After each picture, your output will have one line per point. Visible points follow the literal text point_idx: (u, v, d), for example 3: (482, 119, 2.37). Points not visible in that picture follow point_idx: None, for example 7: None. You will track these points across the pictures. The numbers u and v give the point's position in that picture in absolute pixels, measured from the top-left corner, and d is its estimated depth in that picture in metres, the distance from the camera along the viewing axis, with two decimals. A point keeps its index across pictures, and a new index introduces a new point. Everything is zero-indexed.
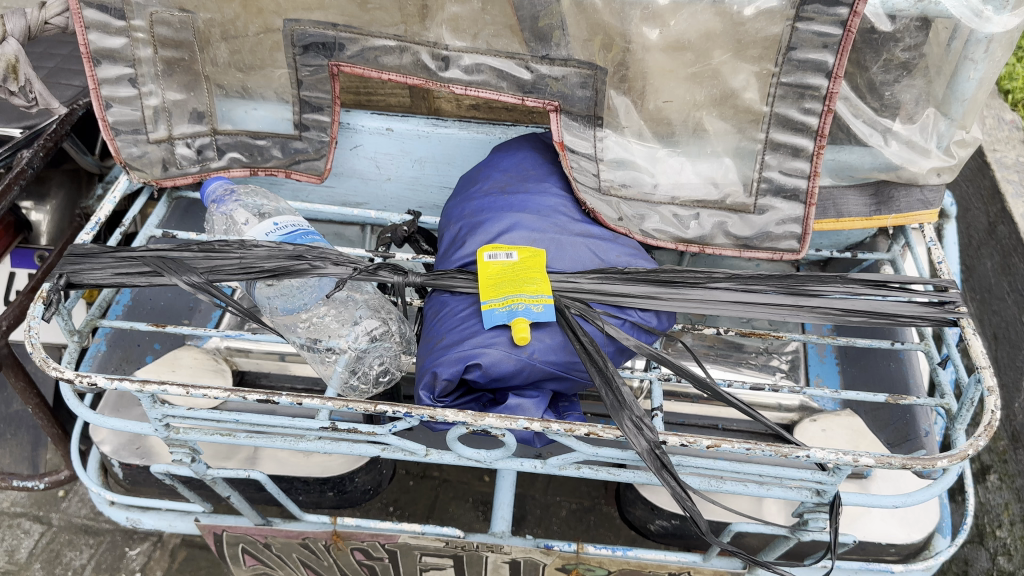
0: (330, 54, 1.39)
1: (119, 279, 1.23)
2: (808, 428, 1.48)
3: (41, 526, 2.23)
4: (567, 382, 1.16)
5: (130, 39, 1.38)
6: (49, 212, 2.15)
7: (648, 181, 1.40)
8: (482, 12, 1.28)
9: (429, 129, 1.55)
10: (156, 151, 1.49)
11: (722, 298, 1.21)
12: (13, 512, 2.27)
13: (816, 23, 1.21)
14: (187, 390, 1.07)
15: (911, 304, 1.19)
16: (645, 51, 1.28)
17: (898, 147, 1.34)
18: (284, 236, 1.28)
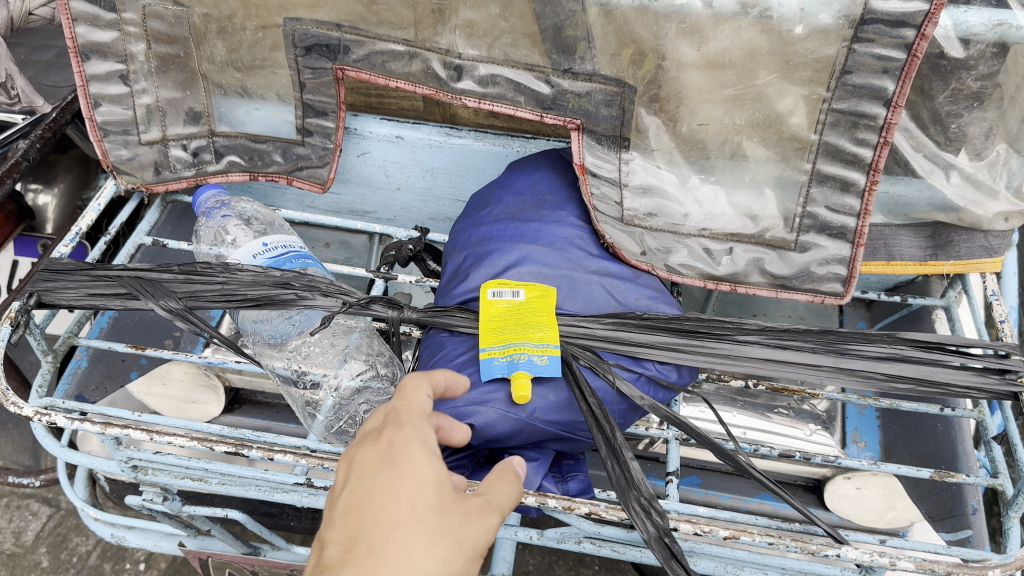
0: (334, 57, 1.27)
1: (94, 300, 1.13)
2: (841, 487, 1.38)
3: (50, 509, 2.26)
4: (571, 443, 1.05)
5: (121, 33, 1.27)
6: (57, 196, 2.06)
7: (677, 211, 1.26)
8: (499, 18, 1.15)
9: (441, 139, 1.42)
10: (148, 153, 1.39)
11: (753, 354, 1.08)
12: (24, 492, 2.29)
13: (877, 46, 1.06)
14: (151, 436, 0.98)
15: (964, 372, 1.04)
16: (680, 69, 1.14)
17: (960, 185, 1.19)
18: (271, 260, 1.17)
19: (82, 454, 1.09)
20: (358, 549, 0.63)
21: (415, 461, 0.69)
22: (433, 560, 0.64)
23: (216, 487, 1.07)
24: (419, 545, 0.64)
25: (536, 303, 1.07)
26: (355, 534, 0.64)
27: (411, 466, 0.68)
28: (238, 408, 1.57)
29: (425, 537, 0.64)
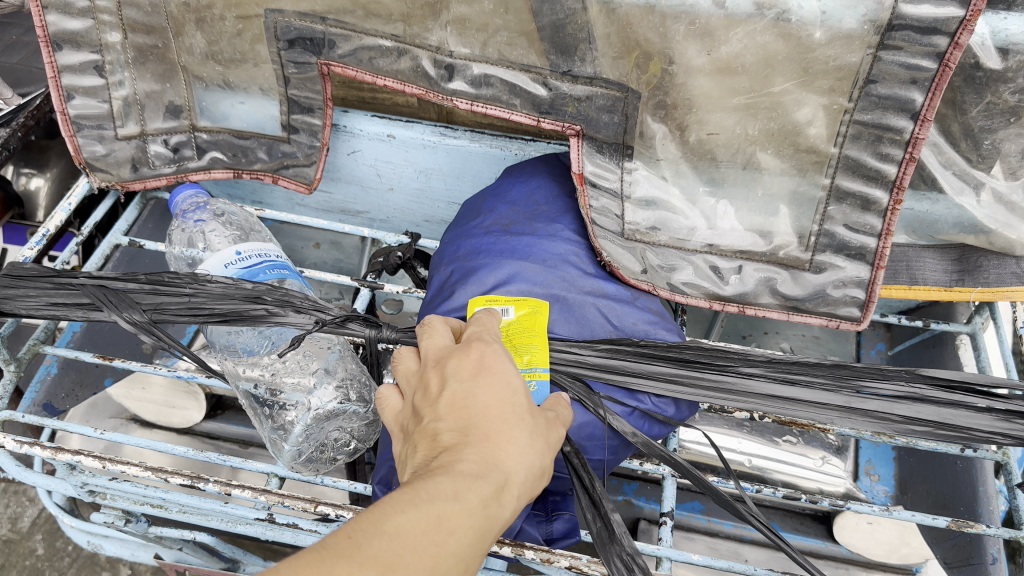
0: (319, 51, 1.19)
1: (54, 310, 1.06)
2: (851, 520, 1.28)
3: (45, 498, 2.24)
4: (556, 480, 0.97)
5: (95, 21, 1.19)
6: (48, 181, 1.97)
7: (683, 225, 1.17)
8: (494, 14, 1.06)
9: (435, 139, 1.34)
10: (124, 148, 1.31)
11: (758, 390, 0.99)
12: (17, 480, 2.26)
13: (904, 54, 0.96)
14: (104, 465, 0.91)
15: (990, 417, 0.95)
16: (689, 74, 1.05)
17: (993, 206, 1.09)
18: (244, 271, 1.09)
19: (38, 474, 1.02)
20: (471, 433, 0.68)
21: (507, 370, 0.75)
22: (533, 450, 0.70)
23: (177, 515, 1.01)
24: (523, 431, 0.71)
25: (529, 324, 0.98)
26: (466, 421, 0.69)
27: (505, 374, 0.74)
28: (221, 414, 1.51)
29: (526, 431, 0.71)
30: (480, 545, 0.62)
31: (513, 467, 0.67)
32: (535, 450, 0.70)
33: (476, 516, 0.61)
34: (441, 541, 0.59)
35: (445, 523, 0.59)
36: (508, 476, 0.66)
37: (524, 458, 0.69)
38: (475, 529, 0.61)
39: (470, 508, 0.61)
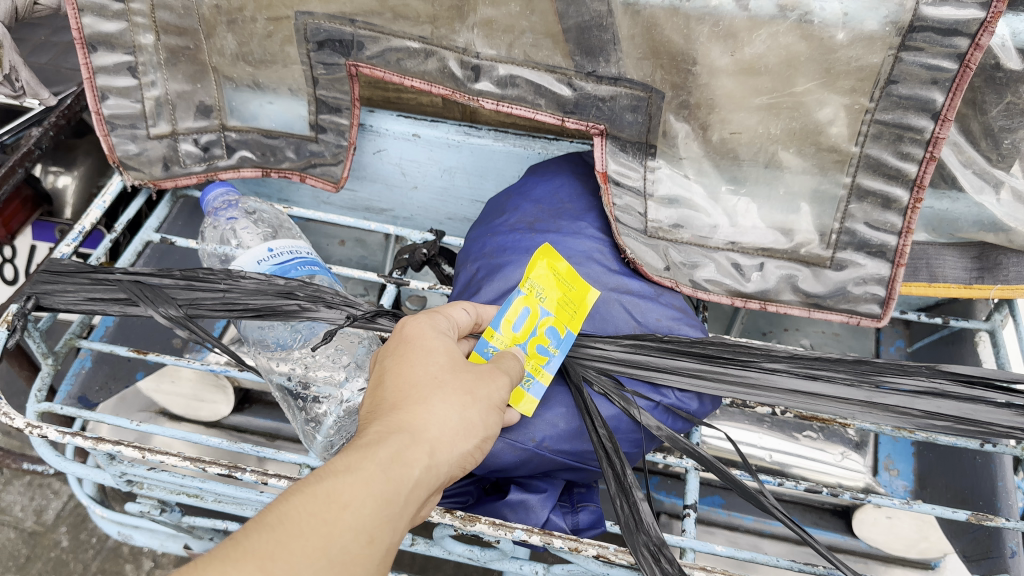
0: (348, 53, 1.21)
1: (91, 305, 1.09)
2: (869, 514, 1.30)
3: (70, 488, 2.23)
4: (582, 473, 0.99)
5: (129, 23, 1.22)
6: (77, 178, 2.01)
7: (706, 223, 1.19)
8: (520, 16, 1.08)
9: (460, 138, 1.36)
10: (156, 147, 1.34)
11: (780, 384, 1.01)
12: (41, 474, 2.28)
13: (925, 55, 0.98)
14: (143, 455, 0.94)
15: (1009, 412, 0.97)
16: (712, 74, 1.06)
17: (1012, 205, 1.11)
18: (276, 267, 1.12)
19: (77, 464, 1.05)
20: (387, 413, 0.76)
21: (425, 345, 0.84)
22: (450, 412, 0.77)
23: (212, 504, 1.03)
24: (434, 396, 0.78)
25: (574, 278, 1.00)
26: (388, 401, 0.78)
27: (425, 351, 0.83)
28: (248, 407, 1.53)
29: (444, 397, 0.78)
30: (389, 507, 0.67)
31: (424, 431, 0.74)
32: (449, 409, 0.77)
33: (374, 481, 0.67)
34: (338, 512, 0.64)
35: (339, 496, 0.65)
36: (410, 441, 0.73)
37: (438, 420, 0.76)
38: (379, 492, 0.67)
39: (368, 474, 0.67)
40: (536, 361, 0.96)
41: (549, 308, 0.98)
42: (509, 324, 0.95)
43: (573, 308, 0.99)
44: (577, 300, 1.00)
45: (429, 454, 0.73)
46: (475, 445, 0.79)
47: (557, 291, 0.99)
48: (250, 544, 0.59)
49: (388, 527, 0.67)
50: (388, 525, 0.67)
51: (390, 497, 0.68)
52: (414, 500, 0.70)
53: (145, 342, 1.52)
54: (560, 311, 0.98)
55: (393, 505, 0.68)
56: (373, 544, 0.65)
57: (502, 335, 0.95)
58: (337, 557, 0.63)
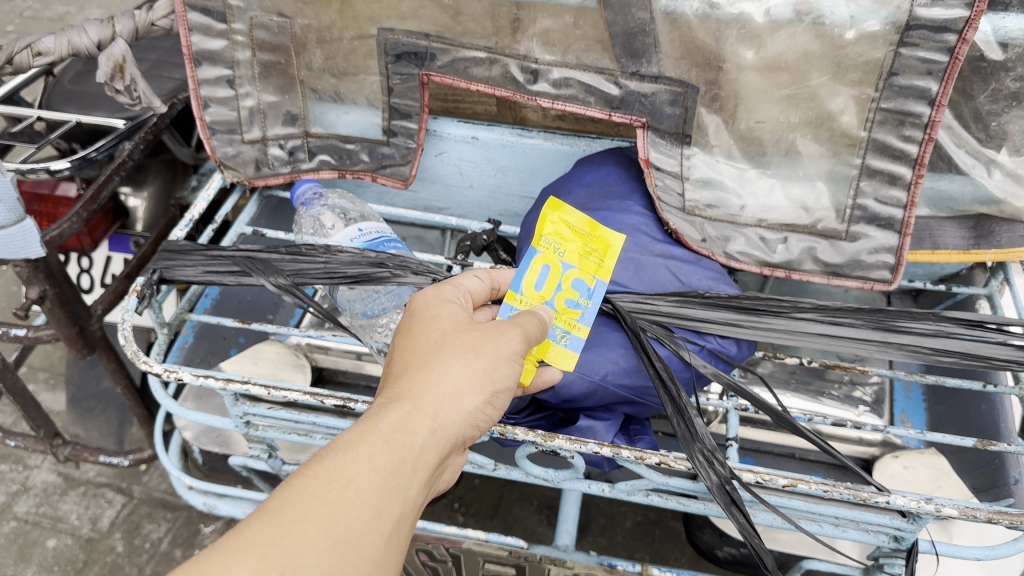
0: (421, 64, 1.41)
1: (210, 277, 1.27)
2: (888, 464, 1.43)
3: (123, 497, 2.33)
4: (640, 407, 1.16)
5: (229, 41, 1.41)
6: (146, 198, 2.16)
7: (735, 203, 1.37)
8: (573, 26, 1.27)
9: (514, 139, 1.55)
10: (250, 151, 1.53)
11: (807, 329, 1.18)
12: (98, 482, 2.37)
13: (921, 49, 1.16)
14: (270, 391, 1.10)
15: (1006, 348, 1.13)
16: (740, 71, 1.25)
17: (1001, 179, 1.29)
18: (366, 242, 1.31)
19: (198, 413, 1.22)
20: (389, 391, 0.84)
21: (424, 323, 0.91)
22: (447, 375, 0.84)
23: (320, 442, 1.21)
24: (431, 364, 0.84)
25: (587, 227, 1.13)
26: (391, 379, 0.85)
27: (425, 327, 0.90)
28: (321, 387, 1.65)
29: (442, 362, 0.85)
30: (394, 475, 0.75)
31: (418, 400, 0.80)
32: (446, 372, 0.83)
33: (374, 455, 0.74)
34: (337, 492, 0.71)
35: (339, 475, 0.72)
36: (413, 409, 0.80)
37: (437, 385, 0.83)
38: (382, 463, 0.74)
39: (367, 449, 0.74)
40: (569, 314, 1.10)
41: (570, 262, 1.11)
42: (535, 285, 1.09)
43: (592, 256, 1.13)
44: (597, 248, 1.13)
45: (430, 418, 0.80)
46: (485, 402, 0.86)
47: (576, 243, 1.12)
48: (251, 534, 0.67)
49: (398, 493, 0.75)
50: (396, 492, 0.75)
51: (394, 465, 0.75)
52: (421, 464, 0.78)
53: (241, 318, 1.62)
54: (581, 262, 1.12)
55: (398, 472, 0.75)
56: (381, 511, 0.73)
57: (532, 298, 1.08)
58: (343, 534, 0.70)
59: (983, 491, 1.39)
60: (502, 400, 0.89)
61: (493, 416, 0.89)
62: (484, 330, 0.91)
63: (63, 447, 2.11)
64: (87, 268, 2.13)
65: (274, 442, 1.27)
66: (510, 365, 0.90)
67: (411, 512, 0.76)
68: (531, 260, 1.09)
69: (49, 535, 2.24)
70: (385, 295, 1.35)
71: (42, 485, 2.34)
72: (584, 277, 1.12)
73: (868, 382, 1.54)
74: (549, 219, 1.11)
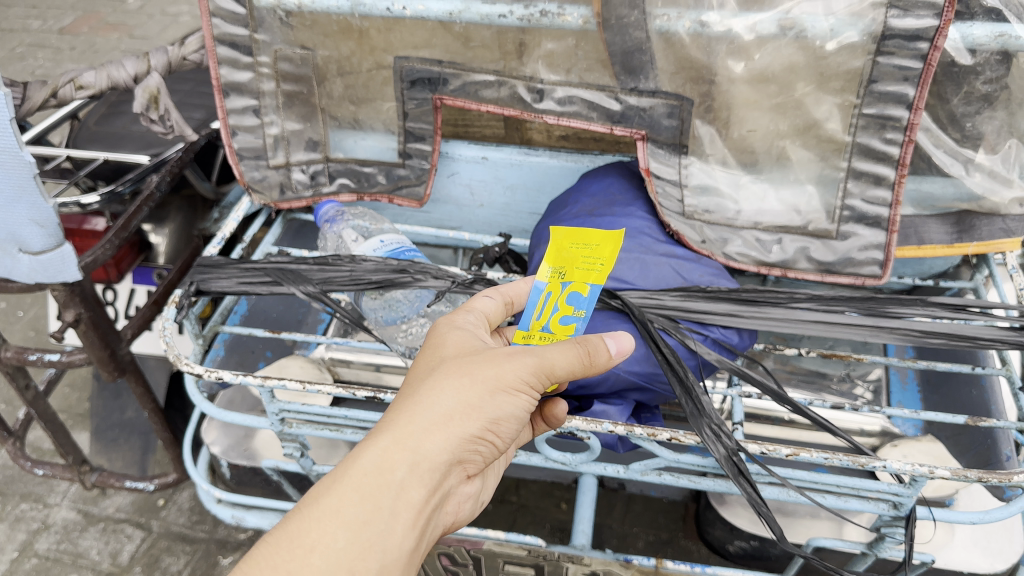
0: (435, 89, 1.51)
1: (243, 287, 1.36)
2: (889, 453, 1.46)
3: (143, 532, 2.34)
4: (649, 394, 1.26)
5: (255, 73, 1.51)
6: (166, 235, 2.14)
7: (731, 207, 1.47)
8: (575, 48, 1.38)
9: (521, 158, 1.67)
10: (274, 175, 1.63)
11: (803, 317, 1.27)
12: (117, 518, 2.37)
13: (897, 58, 1.25)
14: (305, 385, 1.18)
15: (990, 328, 1.22)
16: (730, 83, 1.35)
17: (980, 178, 1.38)
18: (388, 252, 1.42)
19: (234, 414, 1.30)
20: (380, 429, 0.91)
21: (428, 354, 0.97)
22: (432, 408, 0.89)
23: (349, 437, 1.29)
24: (418, 396, 0.90)
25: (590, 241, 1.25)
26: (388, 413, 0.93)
27: (426, 358, 0.97)
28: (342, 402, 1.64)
29: (429, 393, 0.91)
30: (366, 525, 0.82)
31: (395, 441, 0.86)
32: (431, 404, 0.89)
33: (344, 508, 0.81)
34: (305, 552, 0.78)
35: (308, 535, 0.80)
36: (391, 447, 0.86)
37: (419, 420, 0.88)
38: (353, 514, 0.81)
39: (338, 501, 0.82)
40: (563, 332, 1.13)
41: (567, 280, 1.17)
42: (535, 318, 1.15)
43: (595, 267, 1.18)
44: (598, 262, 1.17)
45: (409, 456, 0.86)
46: (475, 427, 0.91)
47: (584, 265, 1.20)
48: None
49: (373, 542, 0.82)
50: (370, 542, 0.82)
51: (367, 514, 0.82)
52: (399, 507, 0.84)
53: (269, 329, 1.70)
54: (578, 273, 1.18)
55: (371, 521, 0.82)
56: (354, 564, 0.80)
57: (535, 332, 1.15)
58: None
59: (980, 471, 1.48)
60: (499, 422, 0.93)
61: (491, 437, 0.94)
62: (484, 353, 0.96)
63: (89, 475, 2.16)
64: (112, 301, 2.17)
65: (305, 441, 1.34)
66: (509, 386, 0.93)
67: (393, 555, 0.83)
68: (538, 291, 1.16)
69: (69, 571, 2.24)
70: (407, 300, 1.44)
71: (63, 522, 2.35)
72: (582, 288, 1.15)
73: (866, 378, 1.64)
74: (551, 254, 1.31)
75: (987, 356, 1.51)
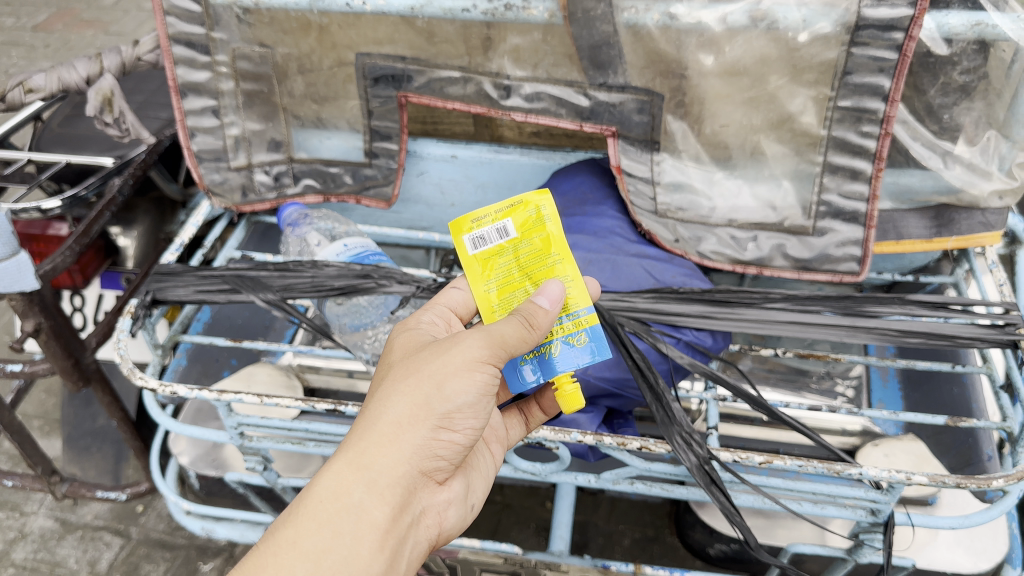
0: (399, 86, 1.46)
1: (201, 296, 1.31)
2: (870, 453, 1.42)
3: (121, 539, 2.28)
4: (621, 400, 1.24)
5: (213, 73, 1.46)
6: (135, 238, 2.07)
7: (706, 204, 1.44)
8: (542, 42, 1.33)
9: (491, 155, 1.64)
10: (236, 177, 1.58)
11: (777, 317, 1.24)
12: (94, 526, 2.32)
13: (872, 48, 1.21)
14: (263, 399, 1.13)
15: (969, 326, 1.19)
16: (701, 77, 1.30)
17: (959, 170, 1.35)
18: (351, 257, 1.37)
19: (194, 428, 1.26)
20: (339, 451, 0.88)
21: (385, 364, 0.94)
22: (385, 419, 0.86)
23: (312, 450, 1.26)
24: (371, 410, 0.87)
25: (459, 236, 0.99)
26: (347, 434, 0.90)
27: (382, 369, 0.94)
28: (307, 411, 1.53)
29: (381, 404, 0.87)
30: (327, 551, 0.79)
31: (346, 461, 0.84)
32: (383, 415, 0.86)
33: (301, 538, 0.78)
34: None
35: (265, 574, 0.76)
36: (345, 468, 0.83)
37: (370, 435, 0.85)
38: (311, 545, 0.78)
39: (295, 532, 0.78)
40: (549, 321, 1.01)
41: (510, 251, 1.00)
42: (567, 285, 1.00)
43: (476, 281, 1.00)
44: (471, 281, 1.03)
45: (363, 473, 0.83)
46: (432, 429, 0.87)
47: (495, 264, 1.00)
48: None
49: (337, 569, 0.78)
50: (334, 569, 0.78)
51: (327, 540, 0.79)
52: (361, 527, 0.81)
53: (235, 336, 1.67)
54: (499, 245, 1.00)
55: (331, 547, 0.79)
56: None
57: (576, 303, 1.00)
58: None
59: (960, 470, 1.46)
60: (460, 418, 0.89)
61: (455, 437, 0.90)
62: (435, 348, 0.91)
63: (60, 484, 2.10)
64: (80, 307, 2.09)
65: (268, 454, 1.30)
66: (466, 380, 0.88)
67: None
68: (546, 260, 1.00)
69: None
70: (372, 306, 1.41)
71: (39, 531, 2.29)
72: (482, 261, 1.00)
73: (847, 376, 1.64)
74: (530, 211, 0.98)
75: (969, 354, 1.48)
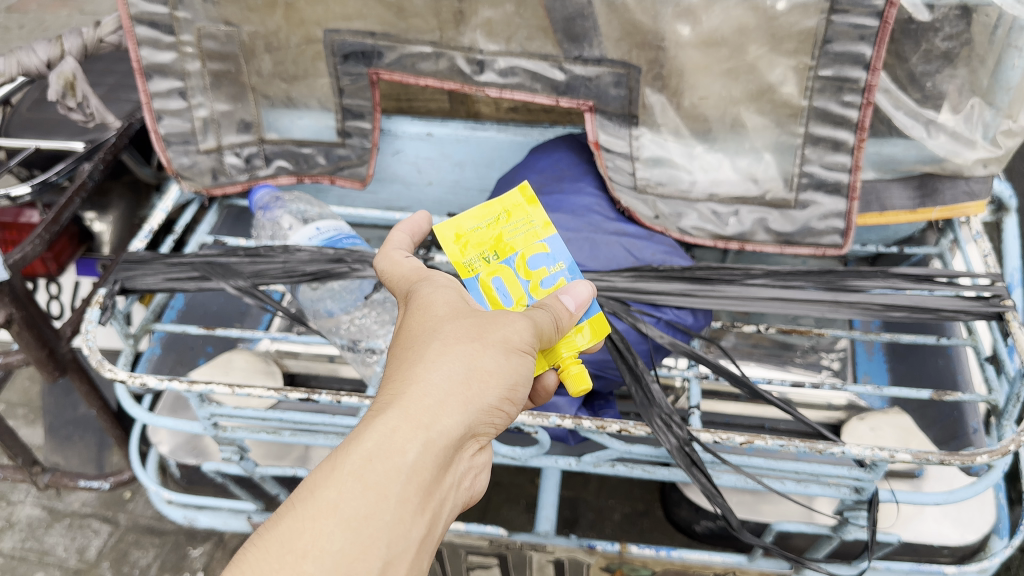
0: (370, 63, 1.42)
1: (172, 284, 1.28)
2: (855, 428, 1.41)
3: (109, 526, 2.26)
4: (602, 381, 1.26)
5: (178, 53, 1.41)
6: (110, 223, 2.00)
7: (686, 178, 1.41)
8: (514, 15, 1.29)
9: (467, 133, 1.63)
10: (205, 160, 1.54)
11: (759, 293, 1.22)
12: (82, 513, 2.29)
13: (852, 15, 1.18)
14: (234, 390, 1.10)
15: (953, 298, 1.17)
16: (679, 48, 1.27)
17: (943, 139, 1.32)
18: (324, 241, 1.34)
19: (166, 418, 1.23)
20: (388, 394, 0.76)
21: (432, 311, 0.86)
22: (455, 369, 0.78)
23: (288, 438, 1.26)
24: (434, 358, 0.78)
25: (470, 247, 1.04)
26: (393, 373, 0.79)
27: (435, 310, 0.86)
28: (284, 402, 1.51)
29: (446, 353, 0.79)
30: (368, 518, 0.67)
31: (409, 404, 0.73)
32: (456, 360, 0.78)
33: (345, 492, 0.67)
34: (295, 560, 0.63)
35: (297, 536, 0.64)
36: (403, 421, 0.72)
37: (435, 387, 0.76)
38: (353, 508, 0.66)
39: (336, 492, 0.67)
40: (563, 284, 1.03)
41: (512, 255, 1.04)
42: (518, 303, 1.01)
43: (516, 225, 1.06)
44: (514, 214, 1.06)
45: (426, 428, 0.73)
46: (498, 397, 0.80)
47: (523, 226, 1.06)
48: None
49: (377, 537, 0.67)
50: (372, 537, 0.67)
51: (372, 503, 0.67)
52: (411, 492, 0.70)
53: (212, 322, 1.65)
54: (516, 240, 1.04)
55: (374, 512, 0.67)
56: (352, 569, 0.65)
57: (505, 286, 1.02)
58: None
59: (945, 443, 1.46)
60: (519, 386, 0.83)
61: (508, 400, 0.82)
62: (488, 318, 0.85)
63: (43, 475, 2.06)
64: (57, 295, 2.05)
65: (245, 443, 1.28)
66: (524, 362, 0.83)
67: (400, 551, 0.68)
68: (478, 292, 1.01)
69: (36, 570, 2.16)
70: (346, 291, 1.40)
71: (27, 520, 2.27)
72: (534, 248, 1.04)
73: (833, 349, 1.64)
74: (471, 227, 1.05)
75: (955, 327, 1.48)
